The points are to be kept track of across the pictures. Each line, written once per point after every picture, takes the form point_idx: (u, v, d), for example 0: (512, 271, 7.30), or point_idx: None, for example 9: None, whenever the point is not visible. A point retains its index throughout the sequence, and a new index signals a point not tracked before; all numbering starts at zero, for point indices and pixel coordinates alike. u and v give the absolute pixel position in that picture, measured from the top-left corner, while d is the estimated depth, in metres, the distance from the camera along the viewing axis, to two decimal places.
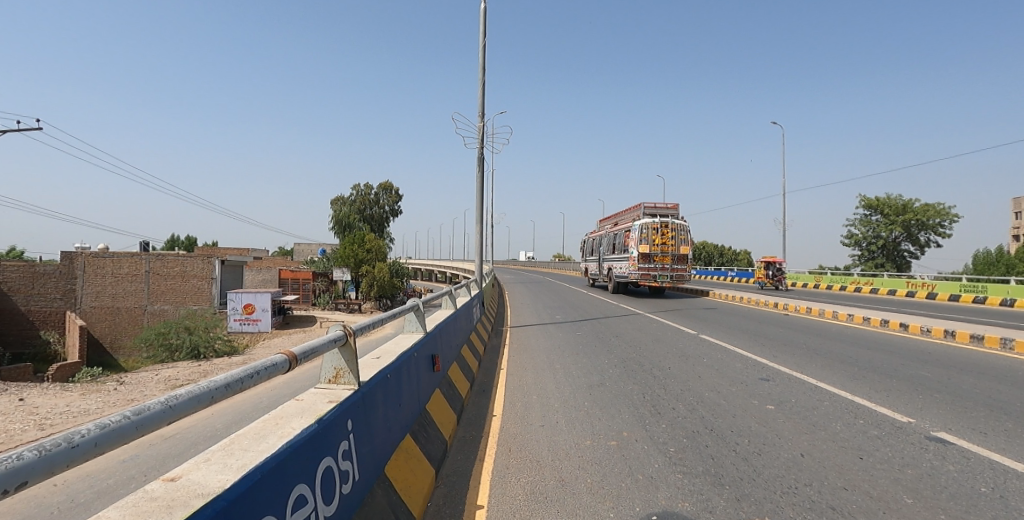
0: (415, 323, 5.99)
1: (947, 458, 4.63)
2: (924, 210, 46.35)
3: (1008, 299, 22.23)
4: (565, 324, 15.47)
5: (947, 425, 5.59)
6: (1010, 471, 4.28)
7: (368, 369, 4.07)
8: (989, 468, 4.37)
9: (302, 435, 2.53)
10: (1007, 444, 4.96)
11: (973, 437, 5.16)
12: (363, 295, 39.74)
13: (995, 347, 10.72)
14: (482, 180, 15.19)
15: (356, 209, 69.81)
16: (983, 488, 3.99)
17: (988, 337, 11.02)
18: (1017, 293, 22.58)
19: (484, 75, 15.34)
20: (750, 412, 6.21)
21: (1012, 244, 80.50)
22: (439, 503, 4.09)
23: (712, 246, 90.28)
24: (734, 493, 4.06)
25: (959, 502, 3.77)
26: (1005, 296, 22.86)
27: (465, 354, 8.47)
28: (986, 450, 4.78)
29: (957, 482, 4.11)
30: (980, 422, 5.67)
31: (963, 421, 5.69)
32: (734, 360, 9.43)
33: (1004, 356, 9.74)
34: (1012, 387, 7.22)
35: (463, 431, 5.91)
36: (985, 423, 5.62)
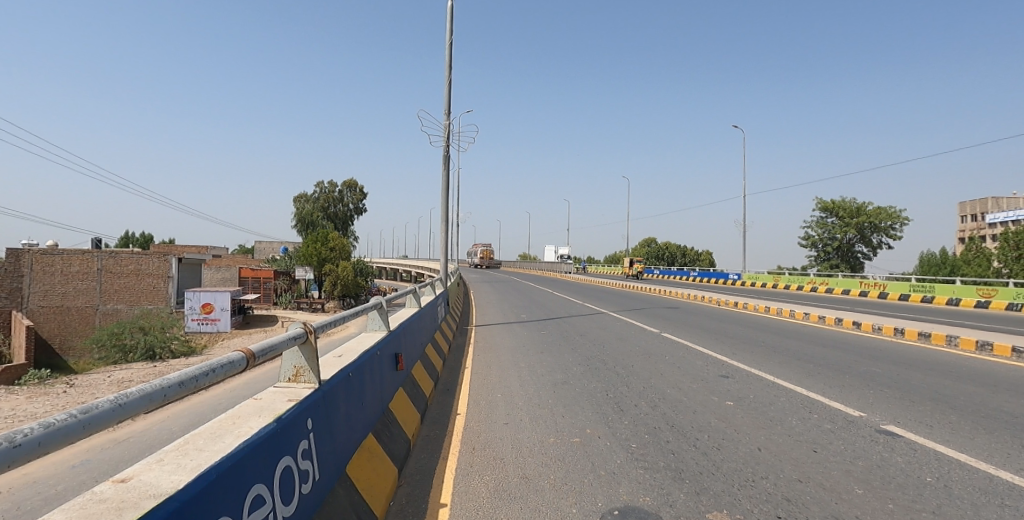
0: (378, 322, 5.92)
1: (896, 449, 4.89)
2: (877, 213, 48.62)
3: (956, 299, 23.45)
4: (528, 324, 15.48)
5: (896, 418, 5.89)
6: (952, 462, 4.56)
7: (329, 368, 4.01)
8: (934, 459, 4.63)
9: (260, 435, 2.48)
10: (951, 436, 5.26)
11: (920, 430, 5.45)
12: (326, 294, 38.80)
13: (941, 343, 11.37)
14: (449, 178, 15.10)
15: (319, 208, 68.73)
16: (928, 478, 4.23)
17: (934, 334, 11.67)
18: (964, 293, 23.87)
19: (450, 72, 15.28)
20: (709, 409, 6.38)
21: (960, 246, 85.94)
22: (402, 503, 4.05)
23: (674, 247, 92.69)
24: (693, 487, 4.17)
25: (906, 491, 3.98)
26: (952, 295, 24.14)
27: (429, 353, 8.47)
28: (931, 442, 5.07)
29: (905, 472, 4.35)
30: (926, 415, 6.00)
31: (909, 414, 6.02)
32: (695, 357, 9.72)
33: (947, 353, 10.33)
34: (953, 381, 7.71)
35: (426, 430, 5.89)
36: (931, 416, 5.96)
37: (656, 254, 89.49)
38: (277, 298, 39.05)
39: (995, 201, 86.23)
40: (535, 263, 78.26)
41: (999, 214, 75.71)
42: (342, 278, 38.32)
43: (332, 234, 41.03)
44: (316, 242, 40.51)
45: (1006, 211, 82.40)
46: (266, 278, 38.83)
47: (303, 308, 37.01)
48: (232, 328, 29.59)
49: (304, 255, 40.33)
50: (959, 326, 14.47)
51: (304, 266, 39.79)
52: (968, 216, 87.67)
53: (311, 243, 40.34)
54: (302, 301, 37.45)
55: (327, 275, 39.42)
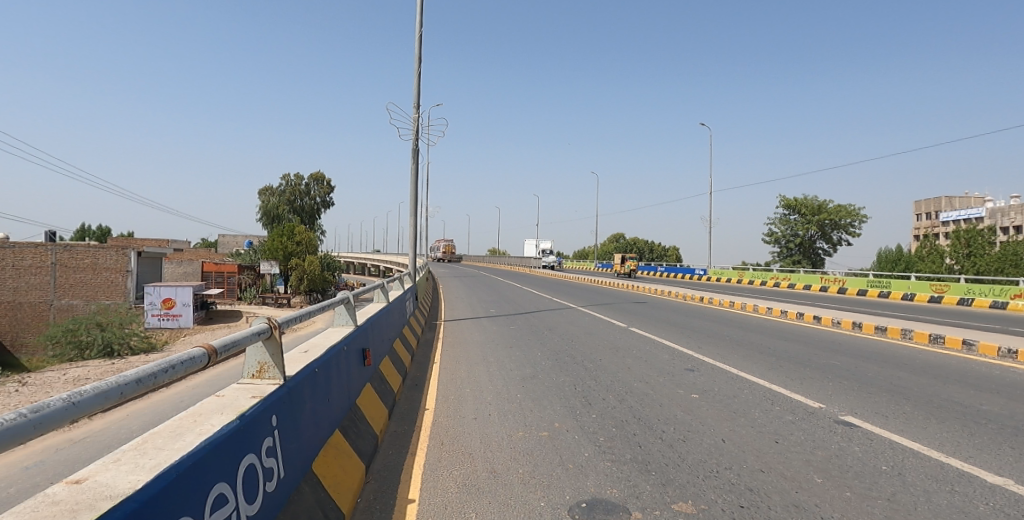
0: (345, 316, 5.85)
1: (853, 439, 5.11)
2: (837, 211, 50.46)
3: (910, 295, 24.51)
4: (498, 319, 15.50)
5: (853, 409, 6.16)
6: (906, 451, 4.79)
7: (294, 364, 3.94)
8: (890, 448, 4.86)
9: (222, 432, 2.43)
10: (904, 425, 5.53)
11: (876, 421, 5.71)
12: (293, 289, 38.00)
13: (896, 336, 11.90)
14: (417, 172, 14.95)
15: (285, 201, 67.18)
16: (884, 466, 4.44)
17: (890, 327, 12.21)
18: (918, 288, 25.00)
19: (418, 65, 15.10)
20: (675, 402, 6.54)
21: (914, 244, 89.86)
22: (369, 499, 4.03)
23: (642, 243, 94.39)
24: (659, 479, 4.27)
25: (864, 480, 4.17)
26: (907, 291, 25.24)
27: (397, 348, 8.41)
28: (886, 432, 5.31)
29: (862, 462, 4.56)
30: (881, 406, 6.28)
31: (865, 405, 6.30)
32: (662, 351, 9.95)
33: (902, 346, 10.81)
34: (907, 373, 8.09)
35: (394, 426, 5.86)
36: (886, 407, 6.24)
37: (623, 249, 90.86)
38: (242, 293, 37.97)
39: (946, 199, 90.19)
40: (505, 258, 78.23)
41: (951, 212, 79.22)
42: (308, 273, 37.58)
43: (299, 228, 40.17)
44: (282, 236, 39.60)
45: (957, 210, 86.30)
46: (230, 272, 37.65)
47: (267, 303, 36.29)
48: (195, 324, 28.68)
49: (269, 249, 39.39)
50: (913, 321, 15.13)
51: (269, 260, 38.85)
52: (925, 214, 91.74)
53: (277, 237, 39.41)
54: (266, 295, 36.62)
55: (293, 269, 38.58)
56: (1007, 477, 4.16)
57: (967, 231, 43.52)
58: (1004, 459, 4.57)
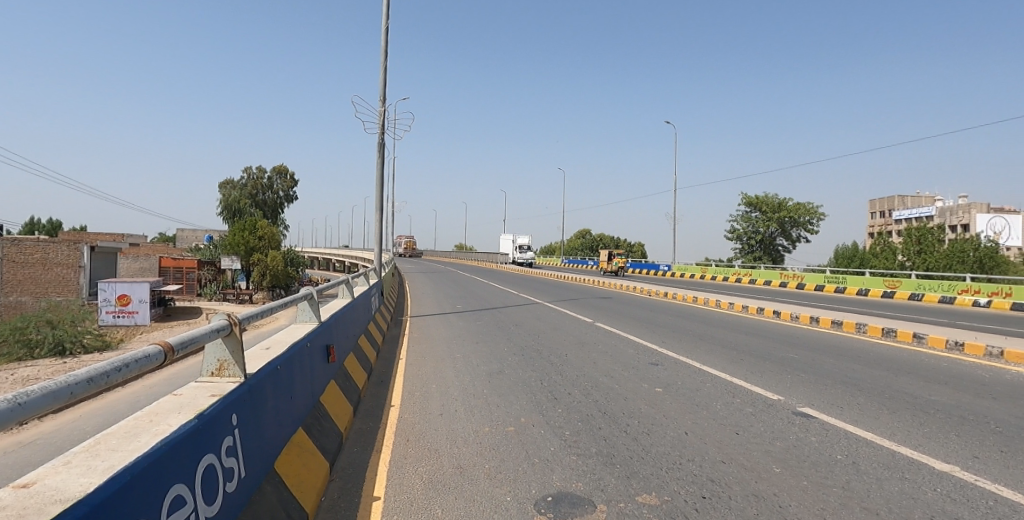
0: (309, 313, 5.75)
1: (810, 430, 5.33)
2: (796, 209, 52.23)
3: (863, 291, 25.60)
4: (465, 314, 15.47)
5: (810, 401, 6.42)
6: (859, 440, 5.03)
7: (256, 361, 3.86)
8: (844, 438, 5.09)
9: (180, 432, 2.37)
10: (857, 416, 5.80)
11: (831, 412, 5.97)
12: (255, 285, 36.97)
13: (851, 330, 12.42)
14: (383, 166, 14.76)
15: (247, 194, 65.26)
16: (838, 456, 4.65)
17: (845, 322, 12.73)
18: (872, 284, 26.10)
19: (385, 58, 14.91)
20: (640, 395, 6.68)
21: (867, 241, 93.68)
22: (333, 498, 3.99)
23: (609, 239, 95.60)
24: (623, 471, 4.37)
25: (819, 469, 4.36)
26: (861, 286, 26.32)
27: (362, 344, 8.31)
28: (840, 423, 5.56)
29: (818, 451, 4.76)
30: (836, 398, 6.56)
31: (822, 397, 6.57)
32: (627, 346, 10.13)
33: (857, 339, 11.29)
34: (860, 366, 8.48)
35: (359, 423, 5.80)
36: (840, 398, 6.52)
37: (590, 245, 91.95)
38: (202, 289, 36.71)
39: (897, 198, 94.21)
40: (472, 253, 77.88)
41: (903, 211, 83.04)
42: (271, 268, 36.69)
43: (261, 222, 39.08)
44: (243, 231, 38.45)
45: (906, 209, 90.27)
46: (189, 268, 36.53)
47: (228, 300, 35.24)
48: (153, 322, 27.62)
49: (230, 244, 38.22)
50: (866, 315, 15.82)
51: (230, 255, 37.69)
52: (878, 213, 95.86)
53: (238, 231, 38.25)
54: (227, 291, 35.56)
55: (255, 265, 37.54)
56: (952, 464, 4.42)
57: (917, 229, 45.78)
58: (949, 446, 4.85)
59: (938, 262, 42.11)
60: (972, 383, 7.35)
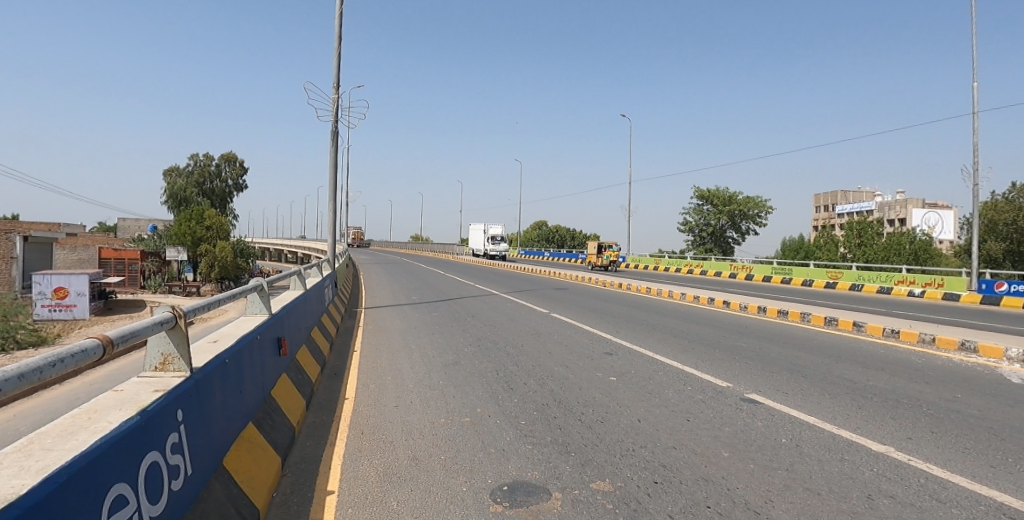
0: (258, 305, 5.58)
1: (757, 415, 5.60)
2: (745, 202, 54.15)
3: (806, 282, 26.88)
4: (421, 306, 15.36)
5: (756, 387, 6.73)
6: (801, 424, 5.32)
7: (202, 355, 3.74)
8: (788, 423, 5.38)
9: (120, 430, 2.28)
10: (800, 401, 6.13)
11: (777, 398, 6.28)
12: (202, 276, 35.47)
13: (796, 319, 13.04)
14: (336, 155, 14.39)
15: (194, 182, 62.38)
16: (783, 439, 4.91)
17: (791, 312, 13.36)
18: (815, 275, 27.41)
19: (338, 43, 14.48)
20: (594, 384, 6.84)
21: (811, 234, 98.22)
22: (285, 493, 3.92)
23: (566, 231, 96.75)
24: (578, 459, 4.47)
25: (764, 452, 4.59)
26: (806, 277, 27.60)
27: (315, 336, 8.14)
28: (785, 408, 5.85)
29: (764, 435, 5.01)
30: (782, 384, 6.90)
31: (767, 384, 6.90)
32: (582, 336, 10.32)
33: (801, 328, 11.86)
34: (804, 353, 8.93)
35: (312, 416, 5.70)
36: (785, 385, 6.87)
37: (547, 236, 92.90)
38: (146, 281, 35.24)
39: (838, 193, 99.10)
40: (429, 244, 77.25)
41: (845, 206, 87.45)
42: (220, 259, 35.50)
43: (208, 211, 37.42)
44: (189, 220, 36.74)
45: (846, 204, 95.13)
46: (132, 259, 34.71)
47: (173, 292, 33.70)
48: (93, 315, 26.14)
49: (175, 233, 36.48)
50: (809, 305, 16.62)
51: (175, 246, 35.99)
52: (822, 206, 100.62)
53: (184, 220, 36.51)
54: (172, 283, 33.99)
55: (203, 255, 35.99)
56: (887, 445, 4.74)
57: (858, 223, 48.38)
58: (884, 428, 5.19)
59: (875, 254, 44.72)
60: (906, 368, 7.86)
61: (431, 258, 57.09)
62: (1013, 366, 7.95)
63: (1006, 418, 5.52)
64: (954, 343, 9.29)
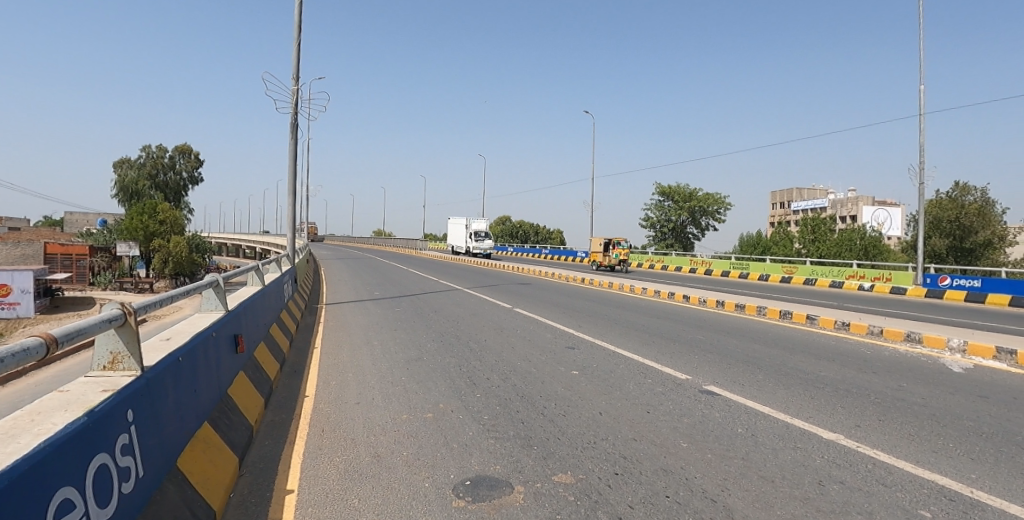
0: (214, 301, 5.42)
1: (715, 406, 5.79)
2: (705, 199, 55.59)
3: (763, 276, 27.81)
4: (383, 301, 15.17)
5: (714, 379, 6.94)
6: (756, 414, 5.54)
7: (154, 353, 3.62)
8: (744, 413, 5.58)
9: (66, 432, 2.19)
10: (755, 392, 6.36)
11: (733, 389, 6.50)
12: (156, 273, 34.03)
13: (753, 313, 13.49)
14: (296, 149, 14.04)
15: (146, 175, 59.77)
16: (739, 429, 5.11)
17: (747, 305, 13.80)
18: (771, 270, 28.41)
19: (298, 35, 14.13)
20: (557, 378, 6.93)
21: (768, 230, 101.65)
22: (243, 493, 3.84)
23: (530, 226, 97.24)
24: (540, 452, 4.54)
25: (721, 442, 4.76)
26: (763, 272, 28.55)
27: (274, 333, 7.95)
28: (741, 399, 6.07)
29: (721, 426, 5.20)
30: (738, 376, 7.14)
31: (724, 376, 7.12)
32: (546, 330, 10.42)
33: (758, 321, 12.27)
34: (759, 345, 9.26)
35: (271, 415, 5.58)
36: (741, 376, 7.11)
37: (512, 232, 93.07)
38: (95, 278, 33.64)
39: (793, 191, 102.76)
40: (393, 239, 76.33)
41: (800, 203, 90.79)
42: (175, 254, 33.83)
43: (162, 205, 35.92)
44: (141, 214, 35.18)
45: (801, 201, 98.85)
46: (80, 255, 33.66)
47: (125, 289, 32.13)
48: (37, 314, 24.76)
49: (126, 228, 34.89)
50: (765, 299, 17.19)
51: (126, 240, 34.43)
52: (778, 204, 104.22)
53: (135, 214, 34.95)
54: (125, 279, 32.34)
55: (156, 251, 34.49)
56: (837, 432, 4.99)
57: (812, 220, 50.31)
58: (835, 417, 5.45)
59: (829, 249, 46.66)
60: (856, 360, 8.24)
61: (394, 253, 56.44)
62: (954, 356, 8.46)
63: (947, 405, 5.88)
64: (900, 335, 9.81)
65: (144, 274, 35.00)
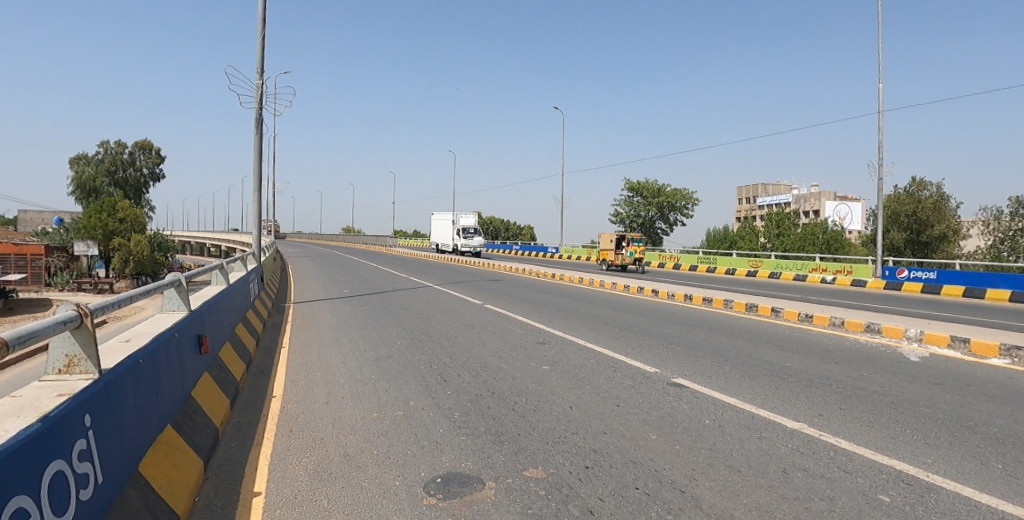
0: (176, 301, 5.28)
1: (683, 398, 5.95)
2: (673, 194, 56.62)
3: (730, 270, 28.49)
4: (352, 299, 14.98)
5: (682, 372, 7.11)
6: (723, 405, 5.71)
7: (113, 355, 3.52)
8: (711, 404, 5.75)
9: (20, 439, 2.13)
10: (722, 384, 6.54)
11: (701, 381, 6.67)
12: (116, 272, 32.88)
13: (720, 306, 13.83)
14: (261, 144, 13.73)
15: (105, 171, 57.57)
16: (706, 420, 5.26)
17: (715, 299, 14.14)
18: (738, 264, 29.14)
19: (262, 28, 13.79)
20: (528, 374, 6.99)
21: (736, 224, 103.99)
22: (208, 497, 3.77)
23: (501, 222, 97.33)
24: (511, 448, 4.59)
25: (688, 434, 4.89)
26: (729, 266, 29.26)
27: (239, 332, 7.79)
28: (708, 390, 6.25)
29: (689, 417, 5.35)
30: (705, 368, 7.33)
31: (692, 368, 7.30)
32: (517, 326, 10.47)
33: (725, 314, 12.60)
34: (726, 338, 9.52)
35: (237, 416, 5.47)
36: (708, 368, 7.30)
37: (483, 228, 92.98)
38: (51, 278, 32.29)
39: (758, 187, 105.43)
40: (362, 236, 75.40)
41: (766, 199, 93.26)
42: (135, 253, 32.65)
43: (122, 203, 34.69)
44: (99, 212, 33.91)
45: (766, 197, 101.43)
46: (35, 255, 31.87)
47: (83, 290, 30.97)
48: None
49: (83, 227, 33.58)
50: (731, 293, 17.63)
51: (84, 240, 33.16)
52: (744, 200, 106.80)
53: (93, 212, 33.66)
54: (82, 280, 31.22)
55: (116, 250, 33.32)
56: (800, 422, 5.18)
57: (777, 215, 51.64)
58: (798, 406, 5.66)
59: (793, 243, 48.09)
60: (818, 350, 8.54)
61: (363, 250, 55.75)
62: (912, 346, 8.86)
63: (903, 393, 6.17)
64: (861, 326, 10.21)
65: (103, 274, 33.76)
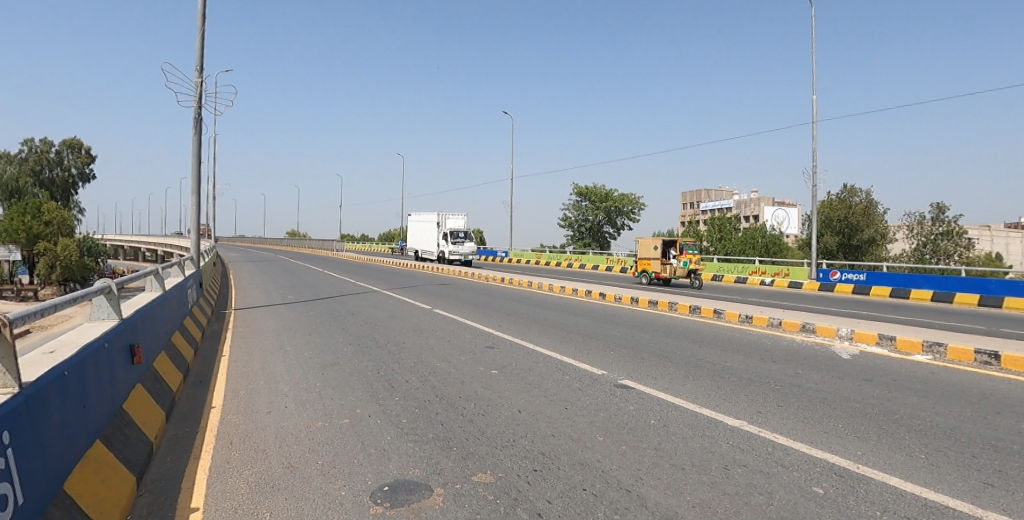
0: (106, 309, 4.99)
1: (629, 400, 6.11)
2: (620, 199, 58.00)
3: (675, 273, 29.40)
4: (297, 305, 14.55)
5: (628, 373, 7.30)
6: (667, 405, 5.91)
7: (35, 367, 3.30)
8: (657, 405, 5.93)
9: None
10: (666, 384, 6.76)
11: (646, 382, 6.87)
12: (41, 279, 30.69)
13: (665, 308, 14.25)
14: (199, 145, 13.13)
15: (29, 171, 53.61)
16: (652, 420, 5.44)
17: (660, 301, 14.57)
18: None
19: (201, 24, 13.20)
20: (477, 379, 6.99)
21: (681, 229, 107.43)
22: (141, 515, 3.58)
23: None
24: (460, 453, 4.59)
25: (634, 434, 5.04)
26: None
27: (176, 340, 7.41)
28: (653, 391, 6.45)
29: (635, 418, 5.51)
30: (651, 369, 7.55)
31: (638, 370, 7.50)
32: (466, 330, 10.46)
33: (669, 316, 12.99)
34: (670, 339, 9.84)
35: (173, 429, 5.21)
36: (653, 369, 7.52)
37: None
38: None
39: (701, 193, 109.44)
40: (307, 240, 73.21)
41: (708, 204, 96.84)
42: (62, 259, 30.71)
43: (47, 204, 32.45)
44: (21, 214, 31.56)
45: (708, 202, 105.38)
46: None
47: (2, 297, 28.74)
48: None
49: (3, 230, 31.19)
50: (674, 295, 18.22)
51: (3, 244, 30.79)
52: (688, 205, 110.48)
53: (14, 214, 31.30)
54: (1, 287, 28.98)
55: (41, 255, 31.11)
56: (740, 419, 5.43)
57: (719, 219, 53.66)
58: (738, 405, 5.93)
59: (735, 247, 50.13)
60: (757, 350, 8.96)
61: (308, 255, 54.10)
62: (843, 344, 9.46)
63: (834, 389, 6.57)
64: (797, 326, 10.78)
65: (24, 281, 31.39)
